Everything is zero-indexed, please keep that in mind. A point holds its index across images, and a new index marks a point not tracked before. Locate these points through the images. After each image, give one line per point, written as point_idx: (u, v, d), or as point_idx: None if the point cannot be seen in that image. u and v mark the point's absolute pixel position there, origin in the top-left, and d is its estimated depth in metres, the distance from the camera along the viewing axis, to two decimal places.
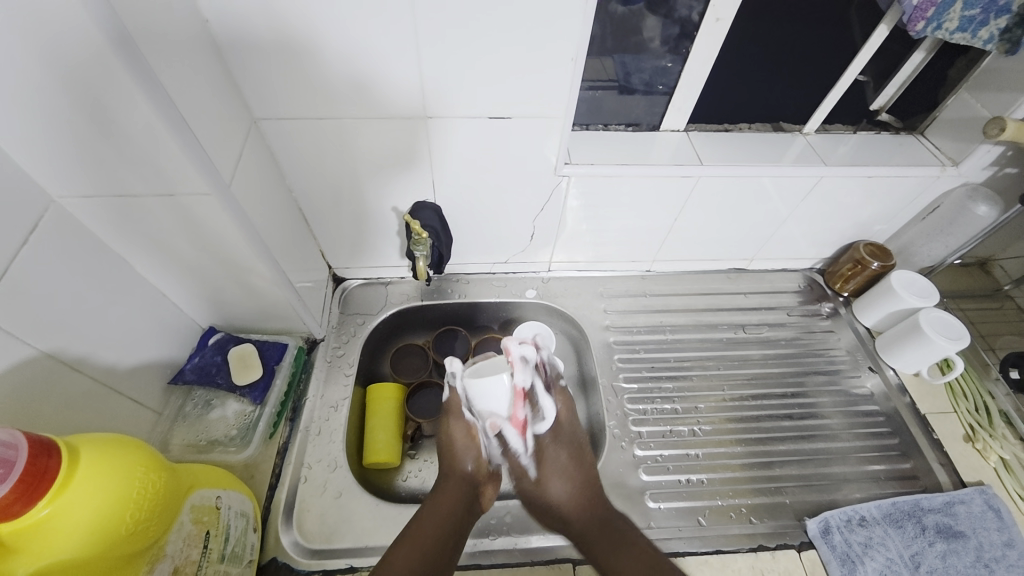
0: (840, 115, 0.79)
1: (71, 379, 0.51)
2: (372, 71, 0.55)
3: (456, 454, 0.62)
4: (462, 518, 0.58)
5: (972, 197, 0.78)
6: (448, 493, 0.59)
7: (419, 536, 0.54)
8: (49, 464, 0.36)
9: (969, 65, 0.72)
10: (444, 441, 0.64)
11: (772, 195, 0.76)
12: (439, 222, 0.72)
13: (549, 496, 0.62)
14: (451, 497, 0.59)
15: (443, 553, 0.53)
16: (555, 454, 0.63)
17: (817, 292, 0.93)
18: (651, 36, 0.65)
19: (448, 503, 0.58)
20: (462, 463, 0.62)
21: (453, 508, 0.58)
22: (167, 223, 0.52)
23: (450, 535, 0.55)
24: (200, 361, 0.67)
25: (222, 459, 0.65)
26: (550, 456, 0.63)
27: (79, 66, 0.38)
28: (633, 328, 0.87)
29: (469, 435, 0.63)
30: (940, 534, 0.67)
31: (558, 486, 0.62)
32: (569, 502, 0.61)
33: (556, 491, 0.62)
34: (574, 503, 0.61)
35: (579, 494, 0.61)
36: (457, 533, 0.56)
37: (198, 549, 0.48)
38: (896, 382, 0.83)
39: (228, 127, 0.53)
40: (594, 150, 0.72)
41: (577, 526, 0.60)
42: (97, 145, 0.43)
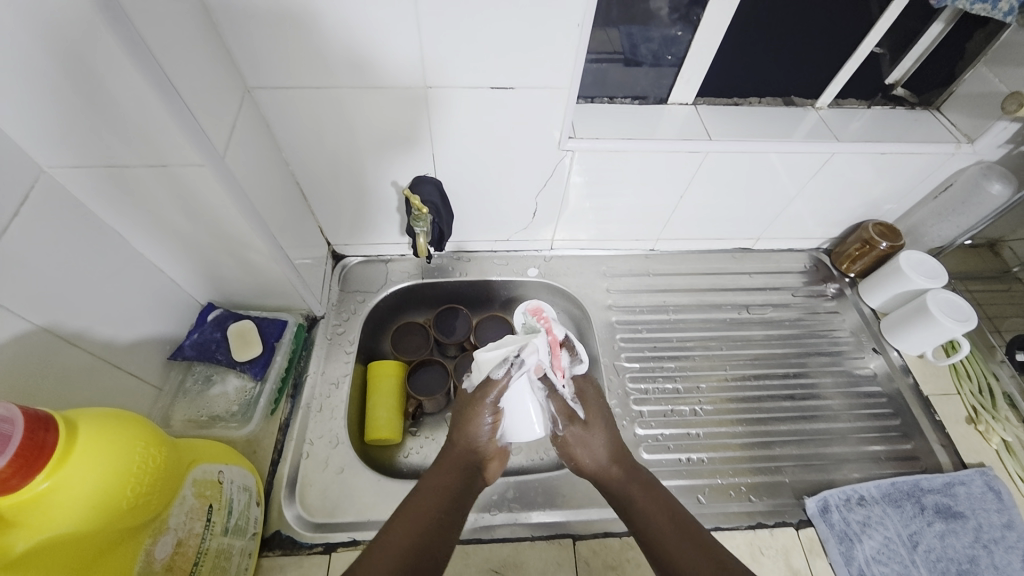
0: (854, 90, 0.76)
1: (69, 354, 0.50)
2: (371, 40, 0.53)
3: (467, 421, 0.56)
4: (463, 495, 0.53)
5: (986, 174, 0.76)
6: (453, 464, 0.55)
7: (416, 512, 0.49)
8: (46, 438, 0.36)
9: (988, 38, 0.69)
10: (462, 404, 0.58)
11: (781, 172, 0.75)
12: (440, 198, 0.71)
13: (590, 451, 0.58)
14: (453, 469, 0.54)
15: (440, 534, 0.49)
16: (597, 404, 0.60)
17: (823, 272, 0.92)
18: (659, 6, 0.63)
19: (451, 475, 0.53)
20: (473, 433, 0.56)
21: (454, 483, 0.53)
22: (162, 196, 0.51)
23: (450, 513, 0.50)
24: (199, 338, 0.66)
25: (224, 435, 0.65)
26: (590, 407, 0.60)
27: (63, 28, 0.36)
28: (636, 308, 0.86)
29: (493, 410, 0.56)
30: (939, 514, 0.67)
31: (597, 445, 0.58)
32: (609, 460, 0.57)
33: (599, 446, 0.58)
34: (615, 462, 0.57)
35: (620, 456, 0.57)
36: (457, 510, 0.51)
37: (201, 522, 0.48)
38: (900, 363, 0.82)
39: (223, 97, 0.51)
40: (599, 125, 0.70)
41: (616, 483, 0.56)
42: (85, 112, 0.42)
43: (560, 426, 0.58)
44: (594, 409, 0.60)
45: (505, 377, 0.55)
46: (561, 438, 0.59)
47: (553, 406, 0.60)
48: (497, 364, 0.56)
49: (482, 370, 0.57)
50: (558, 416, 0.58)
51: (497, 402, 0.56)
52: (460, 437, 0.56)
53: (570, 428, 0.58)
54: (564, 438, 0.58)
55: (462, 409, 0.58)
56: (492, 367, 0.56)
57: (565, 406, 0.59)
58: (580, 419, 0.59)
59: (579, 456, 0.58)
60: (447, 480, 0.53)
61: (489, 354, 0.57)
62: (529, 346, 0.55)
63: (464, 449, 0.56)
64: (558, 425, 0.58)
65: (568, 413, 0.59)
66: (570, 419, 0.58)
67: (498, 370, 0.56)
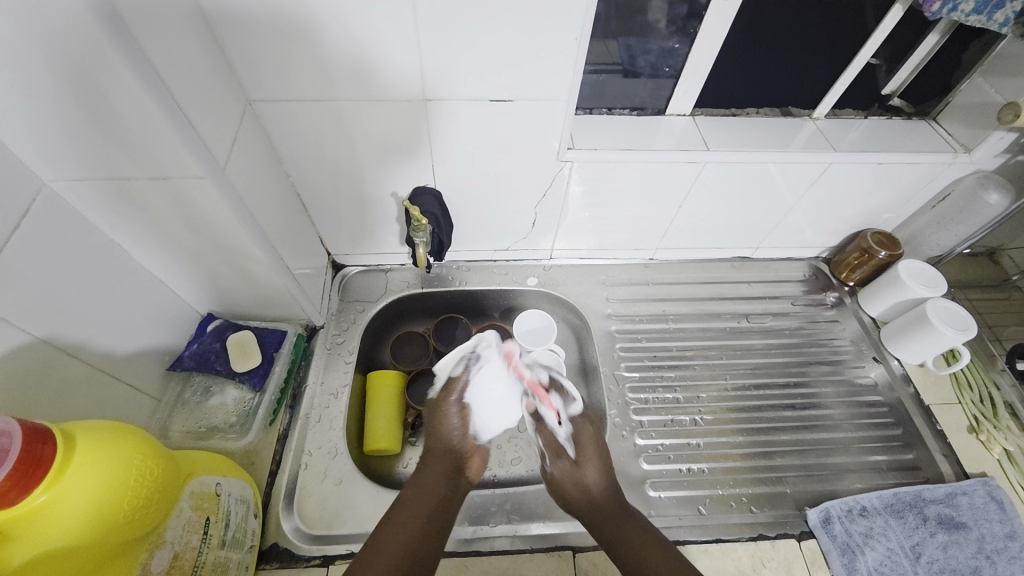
0: (851, 100, 0.77)
1: (69, 366, 0.50)
2: (372, 52, 0.54)
3: (442, 422, 0.60)
4: (449, 497, 0.54)
5: (983, 184, 0.76)
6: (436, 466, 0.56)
7: (406, 518, 0.49)
8: (43, 451, 0.36)
9: (983, 48, 0.70)
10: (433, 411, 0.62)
11: (779, 182, 0.75)
12: (439, 208, 0.71)
13: (579, 484, 0.57)
14: (438, 472, 0.55)
15: (431, 538, 0.49)
16: (590, 439, 0.61)
17: (822, 281, 0.92)
18: (657, 18, 0.63)
19: (436, 480, 0.54)
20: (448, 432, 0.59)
21: (439, 486, 0.54)
22: (163, 208, 0.51)
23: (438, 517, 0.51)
24: (199, 348, 0.66)
25: (222, 447, 0.65)
26: (584, 445, 0.60)
27: (69, 44, 0.37)
28: (635, 317, 0.86)
29: (461, 409, 0.61)
30: (941, 525, 0.67)
31: (589, 476, 0.57)
32: (599, 492, 0.56)
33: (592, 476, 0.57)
34: (607, 495, 0.56)
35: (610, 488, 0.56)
36: (444, 514, 0.52)
37: (198, 535, 0.48)
38: (901, 372, 0.82)
39: (224, 111, 0.52)
40: (597, 135, 0.71)
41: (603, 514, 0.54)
42: (88, 126, 0.42)
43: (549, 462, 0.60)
44: (585, 444, 0.60)
45: (464, 373, 0.64)
46: (552, 473, 0.59)
47: (545, 440, 0.62)
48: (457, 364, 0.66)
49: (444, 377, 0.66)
50: (546, 451, 0.61)
51: (462, 403, 0.61)
52: (436, 442, 0.59)
53: (558, 463, 0.59)
54: (553, 473, 0.59)
55: (434, 413, 0.62)
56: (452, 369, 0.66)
57: (555, 441, 0.61)
58: (569, 456, 0.59)
59: (569, 489, 0.57)
60: (432, 484, 0.54)
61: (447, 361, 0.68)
62: (483, 342, 0.66)
63: (444, 449, 0.58)
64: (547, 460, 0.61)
65: (556, 448, 0.61)
66: (558, 455, 0.60)
67: (457, 369, 0.65)
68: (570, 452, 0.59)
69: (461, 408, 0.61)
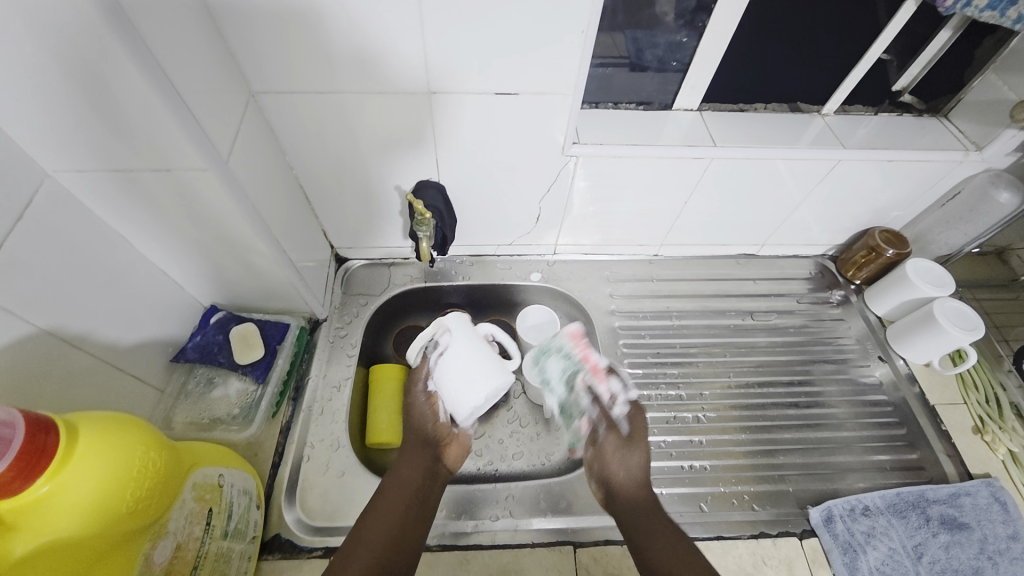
0: (861, 96, 0.76)
1: (73, 356, 0.51)
2: (375, 43, 0.53)
3: (414, 411, 0.62)
4: (425, 487, 0.57)
5: (994, 183, 0.75)
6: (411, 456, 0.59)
7: (386, 509, 0.54)
8: (46, 441, 0.36)
9: (997, 44, 0.69)
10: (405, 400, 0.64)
11: (786, 178, 0.74)
12: (443, 202, 0.71)
13: (625, 465, 0.59)
14: (414, 462, 0.58)
15: (408, 527, 0.53)
16: (642, 424, 0.62)
17: (828, 279, 0.91)
18: (665, 10, 0.62)
19: (413, 471, 0.58)
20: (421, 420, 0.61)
21: (414, 476, 0.57)
22: (166, 200, 0.51)
23: (414, 507, 0.55)
24: (202, 340, 0.66)
25: (225, 438, 0.65)
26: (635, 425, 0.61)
27: (71, 36, 0.37)
28: (639, 313, 0.86)
29: (429, 398, 0.62)
30: (944, 525, 0.66)
31: (633, 463, 0.59)
32: (636, 480, 0.59)
33: (636, 464, 0.59)
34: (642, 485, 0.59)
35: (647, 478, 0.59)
36: (420, 504, 0.56)
37: (200, 526, 0.48)
38: (906, 372, 0.81)
39: (227, 102, 0.52)
40: (603, 130, 0.70)
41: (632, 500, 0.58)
42: (91, 117, 0.42)
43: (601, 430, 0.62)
44: (637, 427, 0.61)
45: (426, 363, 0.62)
46: (602, 441, 0.61)
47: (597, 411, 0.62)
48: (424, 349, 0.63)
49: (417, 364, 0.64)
50: (601, 418, 0.62)
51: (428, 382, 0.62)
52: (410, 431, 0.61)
53: (612, 434, 0.61)
54: (603, 442, 0.61)
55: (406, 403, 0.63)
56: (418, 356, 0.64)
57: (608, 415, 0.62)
58: (622, 430, 0.61)
59: (612, 467, 0.60)
60: (408, 475, 0.57)
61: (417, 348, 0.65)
62: (438, 324, 0.62)
63: (417, 437, 0.60)
64: (601, 426, 0.62)
65: (611, 419, 0.61)
66: (610, 427, 0.61)
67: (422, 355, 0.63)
68: (626, 427, 0.61)
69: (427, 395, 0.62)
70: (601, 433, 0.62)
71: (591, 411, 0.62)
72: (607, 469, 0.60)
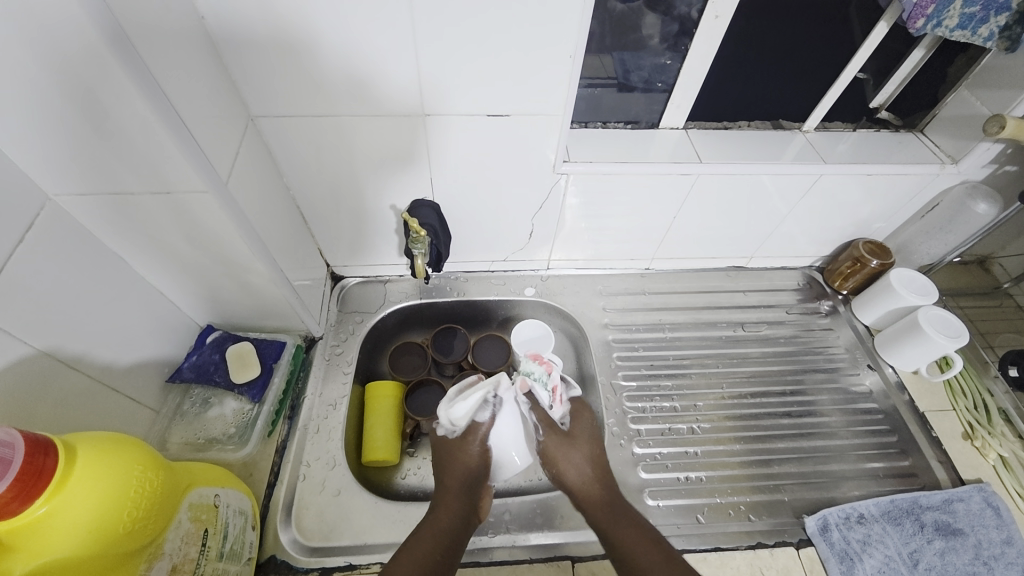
0: (840, 113, 0.78)
1: (69, 377, 0.51)
2: (371, 65, 0.55)
3: (461, 457, 0.60)
4: (460, 529, 0.56)
5: (971, 195, 0.77)
6: (451, 496, 0.58)
7: (417, 547, 0.52)
8: (45, 462, 0.36)
9: (969, 63, 0.72)
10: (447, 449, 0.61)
11: (771, 192, 0.76)
12: (437, 220, 0.72)
13: (572, 463, 0.61)
14: (453, 508, 0.57)
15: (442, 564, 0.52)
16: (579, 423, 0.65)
17: (816, 290, 0.93)
18: (650, 34, 0.65)
19: (451, 516, 0.56)
20: (468, 465, 0.59)
21: (452, 519, 0.56)
22: (165, 221, 0.52)
23: (450, 546, 0.53)
24: (198, 360, 0.67)
25: (220, 458, 0.65)
26: (575, 424, 0.65)
27: (76, 64, 0.38)
28: (632, 326, 0.87)
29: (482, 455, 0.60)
30: (938, 531, 0.67)
31: (581, 459, 0.62)
32: (588, 476, 0.61)
33: (582, 459, 0.62)
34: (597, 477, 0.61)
35: (597, 470, 0.61)
36: (455, 545, 0.54)
37: (196, 547, 0.48)
38: (895, 380, 0.83)
39: (226, 127, 0.53)
40: (593, 148, 0.72)
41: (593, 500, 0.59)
42: (92, 143, 0.43)
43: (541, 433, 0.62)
44: (578, 428, 0.64)
45: (489, 419, 0.60)
46: (544, 444, 0.62)
47: (537, 414, 0.61)
48: (477, 408, 0.59)
49: (462, 421, 0.60)
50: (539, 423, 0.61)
51: (485, 441, 0.60)
52: (450, 478, 0.59)
53: (551, 435, 0.62)
54: (547, 445, 0.62)
55: (453, 449, 0.60)
56: (473, 412, 0.59)
57: (546, 414, 0.62)
58: (560, 430, 0.63)
59: (560, 466, 0.61)
60: (446, 517, 0.56)
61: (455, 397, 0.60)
62: (501, 383, 0.59)
63: (459, 483, 0.59)
64: (542, 430, 0.62)
65: (549, 421, 0.62)
66: (552, 427, 0.62)
67: (481, 413, 0.60)
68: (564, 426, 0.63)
69: (484, 450, 0.60)
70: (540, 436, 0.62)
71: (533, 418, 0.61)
72: (556, 470, 0.61)
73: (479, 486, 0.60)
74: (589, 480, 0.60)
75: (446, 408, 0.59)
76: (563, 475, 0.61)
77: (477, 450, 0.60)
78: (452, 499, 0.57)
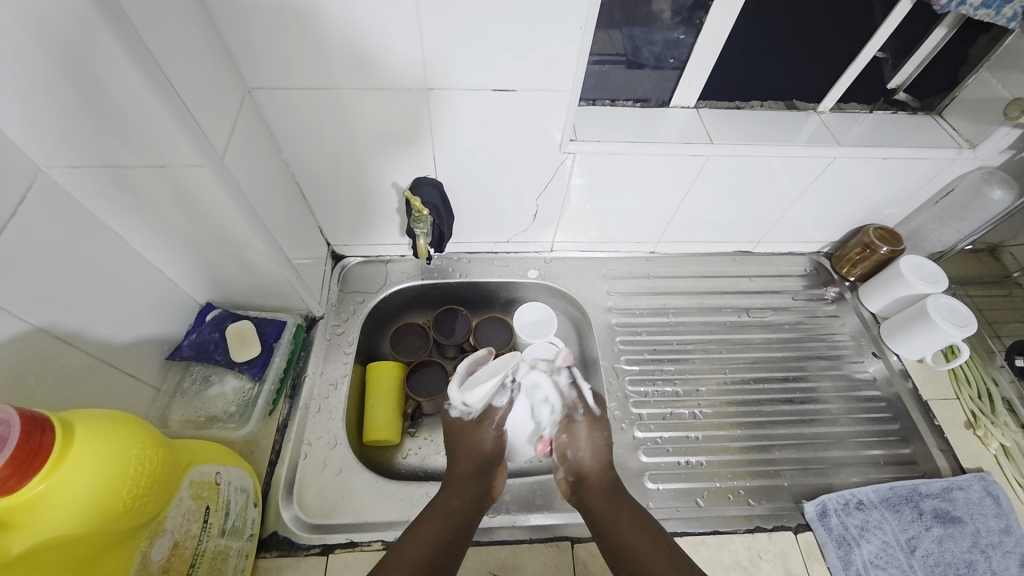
0: (856, 93, 0.76)
1: (66, 353, 0.50)
2: (373, 38, 0.53)
3: (476, 440, 0.64)
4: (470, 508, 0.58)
5: (987, 180, 0.76)
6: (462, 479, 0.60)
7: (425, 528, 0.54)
8: (41, 440, 0.36)
9: (991, 43, 0.69)
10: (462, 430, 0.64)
11: (781, 175, 0.74)
12: (440, 199, 0.70)
13: (591, 447, 0.63)
14: (464, 491, 0.59)
15: (453, 544, 0.53)
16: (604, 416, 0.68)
17: (823, 276, 0.92)
18: (662, 8, 0.62)
19: (460, 498, 0.58)
20: (480, 448, 0.63)
21: (460, 504, 0.57)
22: (161, 195, 0.51)
23: (460, 527, 0.55)
24: (197, 338, 0.66)
25: (221, 436, 0.65)
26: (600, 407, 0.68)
27: (63, 31, 0.36)
28: (636, 310, 0.86)
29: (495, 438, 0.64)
30: (937, 519, 0.67)
31: (600, 446, 0.64)
32: (602, 465, 0.62)
33: (598, 448, 0.64)
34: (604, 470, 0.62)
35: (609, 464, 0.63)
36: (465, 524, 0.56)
37: (198, 523, 0.48)
38: (899, 368, 0.82)
39: (222, 99, 0.51)
40: (600, 127, 0.70)
41: (599, 489, 0.60)
42: (85, 114, 0.41)
43: (579, 412, 0.65)
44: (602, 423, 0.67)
45: (507, 402, 0.64)
46: (578, 422, 0.65)
47: (574, 395, 0.65)
48: (495, 393, 0.63)
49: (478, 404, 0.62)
50: (578, 402, 0.65)
51: (501, 425, 0.64)
52: (462, 463, 0.62)
53: (586, 416, 0.65)
54: (580, 422, 0.64)
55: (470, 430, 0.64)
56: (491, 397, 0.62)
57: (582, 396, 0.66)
58: (592, 414, 0.66)
59: (582, 447, 0.63)
60: (457, 500, 0.58)
61: (471, 381, 0.60)
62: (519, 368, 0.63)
63: (471, 466, 0.62)
64: (579, 410, 0.65)
65: (584, 403, 0.66)
66: (586, 409, 0.66)
67: (499, 398, 0.64)
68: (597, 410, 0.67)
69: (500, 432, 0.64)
70: (577, 416, 0.65)
71: (570, 397, 0.65)
72: (577, 449, 0.63)
73: (493, 468, 0.62)
74: (599, 469, 0.62)
75: (461, 392, 0.59)
76: (578, 462, 0.62)
77: (495, 432, 0.64)
78: (462, 482, 0.60)
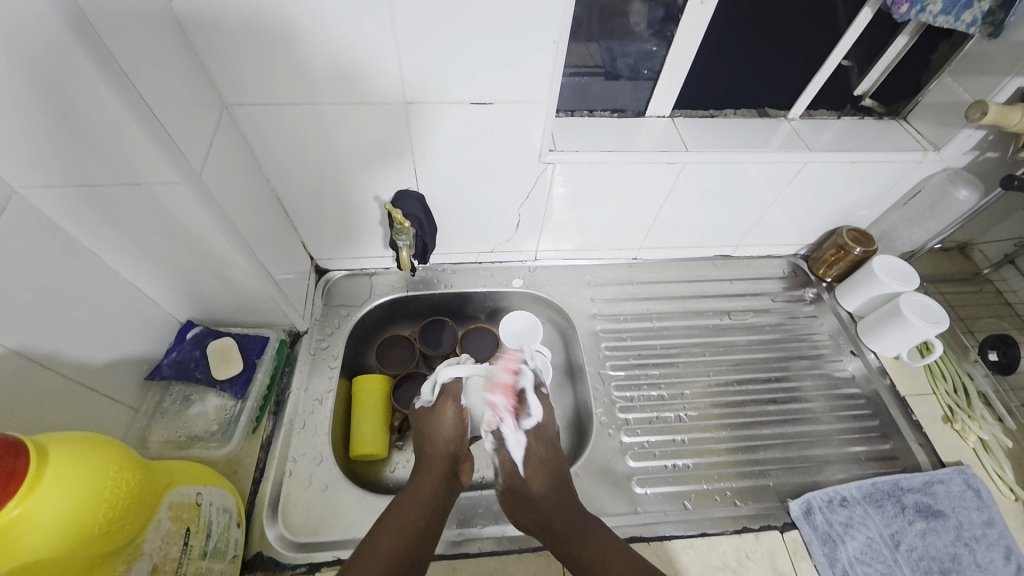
0: (824, 101, 0.79)
1: (42, 376, 0.49)
2: (356, 56, 0.54)
3: (435, 430, 0.62)
4: (443, 496, 0.57)
5: (952, 181, 0.78)
6: (429, 470, 0.59)
7: (399, 518, 0.53)
8: (15, 464, 0.35)
9: (952, 49, 0.72)
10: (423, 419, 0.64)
11: (757, 182, 0.77)
12: (421, 211, 0.71)
13: (525, 490, 0.58)
14: (432, 477, 0.58)
15: (426, 536, 0.53)
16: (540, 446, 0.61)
17: (801, 277, 0.94)
18: (637, 21, 0.64)
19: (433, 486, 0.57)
20: (443, 435, 0.62)
21: (433, 490, 0.57)
22: (137, 213, 0.50)
23: (432, 516, 0.55)
24: (178, 356, 0.65)
25: (203, 455, 0.64)
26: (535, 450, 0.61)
27: (37, 54, 0.36)
28: (620, 316, 0.87)
29: (457, 414, 0.64)
30: (919, 513, 0.68)
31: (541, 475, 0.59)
32: (548, 492, 0.58)
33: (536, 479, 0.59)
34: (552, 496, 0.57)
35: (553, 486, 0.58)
36: (436, 513, 0.55)
37: (178, 546, 0.47)
38: (877, 365, 0.84)
39: (199, 115, 0.51)
40: (579, 137, 0.71)
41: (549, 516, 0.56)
42: (60, 136, 0.41)
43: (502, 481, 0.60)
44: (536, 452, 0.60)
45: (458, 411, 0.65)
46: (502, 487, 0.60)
47: (500, 458, 0.60)
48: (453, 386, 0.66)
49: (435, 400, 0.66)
50: (502, 468, 0.60)
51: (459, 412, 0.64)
52: (429, 446, 0.62)
53: (509, 481, 0.59)
54: (503, 486, 0.59)
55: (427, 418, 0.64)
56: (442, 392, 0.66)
57: (508, 460, 0.60)
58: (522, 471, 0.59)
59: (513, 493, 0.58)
60: (427, 488, 0.57)
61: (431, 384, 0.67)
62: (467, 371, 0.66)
63: (437, 451, 0.61)
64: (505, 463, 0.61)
65: (511, 467, 0.60)
66: (510, 475, 0.59)
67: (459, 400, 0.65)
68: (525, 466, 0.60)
69: (456, 413, 0.64)
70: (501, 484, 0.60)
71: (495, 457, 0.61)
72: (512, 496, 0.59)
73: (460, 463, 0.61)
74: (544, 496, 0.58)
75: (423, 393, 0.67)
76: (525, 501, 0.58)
77: (452, 411, 0.64)
78: (433, 467, 0.59)
